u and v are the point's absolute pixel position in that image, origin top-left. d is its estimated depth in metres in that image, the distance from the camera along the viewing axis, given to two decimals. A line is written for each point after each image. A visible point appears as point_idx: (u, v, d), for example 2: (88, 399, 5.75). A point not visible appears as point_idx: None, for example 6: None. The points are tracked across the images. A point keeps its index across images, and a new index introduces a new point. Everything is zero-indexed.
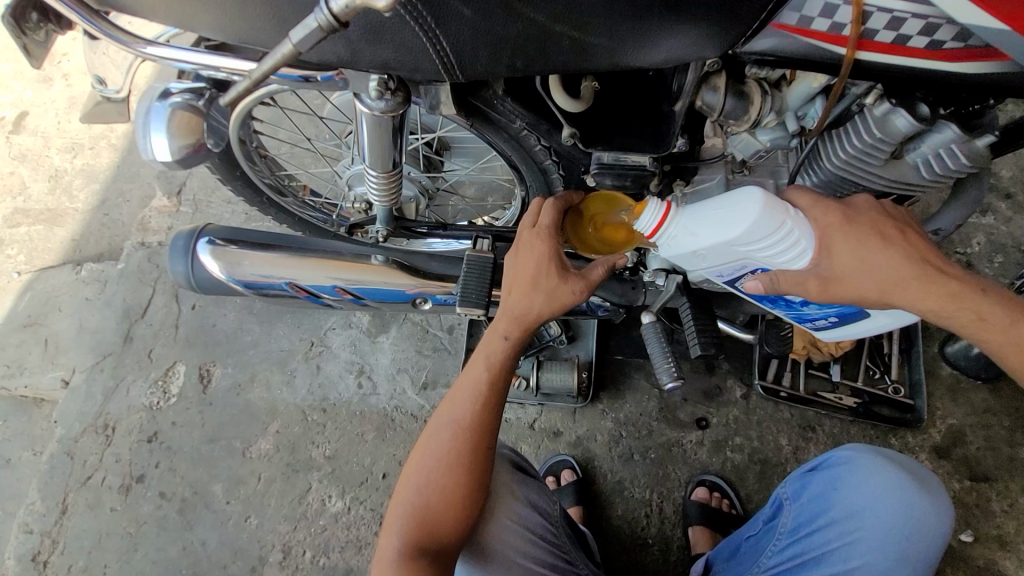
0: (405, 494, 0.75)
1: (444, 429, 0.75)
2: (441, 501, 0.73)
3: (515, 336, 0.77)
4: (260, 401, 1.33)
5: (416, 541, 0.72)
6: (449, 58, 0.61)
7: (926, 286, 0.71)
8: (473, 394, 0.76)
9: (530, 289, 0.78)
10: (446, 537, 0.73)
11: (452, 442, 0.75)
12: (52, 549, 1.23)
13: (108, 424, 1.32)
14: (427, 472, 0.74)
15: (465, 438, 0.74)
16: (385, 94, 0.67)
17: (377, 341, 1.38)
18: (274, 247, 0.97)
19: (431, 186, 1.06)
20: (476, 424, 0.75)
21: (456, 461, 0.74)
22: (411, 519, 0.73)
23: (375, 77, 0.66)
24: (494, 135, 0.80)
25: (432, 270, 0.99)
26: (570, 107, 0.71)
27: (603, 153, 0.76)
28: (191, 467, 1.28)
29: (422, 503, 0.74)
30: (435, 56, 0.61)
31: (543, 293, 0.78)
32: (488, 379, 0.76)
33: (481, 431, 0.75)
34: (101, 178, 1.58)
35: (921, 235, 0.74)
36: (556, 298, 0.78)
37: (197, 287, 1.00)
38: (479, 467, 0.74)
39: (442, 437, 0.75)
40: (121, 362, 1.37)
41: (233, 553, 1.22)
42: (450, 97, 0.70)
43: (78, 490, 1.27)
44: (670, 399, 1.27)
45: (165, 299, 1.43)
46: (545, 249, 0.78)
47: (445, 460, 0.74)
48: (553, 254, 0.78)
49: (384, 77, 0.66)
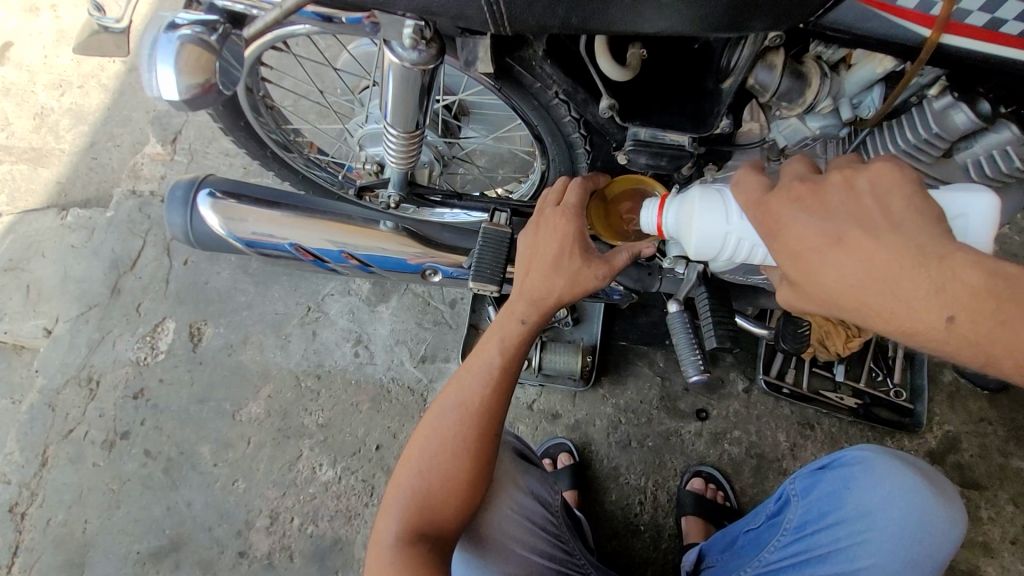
0: (405, 476, 0.72)
1: (451, 412, 0.72)
2: (444, 487, 0.71)
3: (532, 320, 0.73)
4: (252, 363, 1.30)
5: (416, 524, 0.70)
6: (498, 7, 0.56)
7: (866, 314, 0.54)
8: (483, 378, 0.73)
9: (552, 271, 0.74)
10: (447, 522, 0.71)
11: (459, 425, 0.72)
12: (30, 501, 1.20)
13: (92, 376, 1.28)
14: (430, 455, 0.72)
15: (472, 423, 0.72)
16: (419, 43, 0.60)
17: (375, 310, 1.34)
18: (279, 205, 0.91)
19: (447, 152, 1.00)
20: (486, 410, 0.72)
21: (462, 445, 0.71)
22: (412, 502, 0.71)
23: (410, 23, 0.58)
24: (523, 100, 0.75)
25: (444, 241, 0.94)
26: (616, 75, 0.67)
27: (639, 130, 0.70)
28: (178, 427, 1.25)
29: (423, 487, 0.71)
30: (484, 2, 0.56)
31: (564, 276, 0.74)
32: (500, 363, 0.73)
33: (490, 417, 0.72)
34: (91, 120, 1.49)
35: (882, 227, 0.53)
36: (578, 282, 0.74)
37: (194, 242, 0.94)
38: (485, 454, 0.72)
39: (448, 419, 0.72)
40: (108, 314, 1.33)
41: (219, 516, 1.19)
42: (489, 54, 0.64)
43: (59, 444, 1.23)
44: (672, 388, 1.26)
45: (156, 252, 1.37)
46: (568, 229, 0.75)
47: (450, 446, 0.71)
48: (575, 235, 0.75)
49: (420, 25, 0.59)
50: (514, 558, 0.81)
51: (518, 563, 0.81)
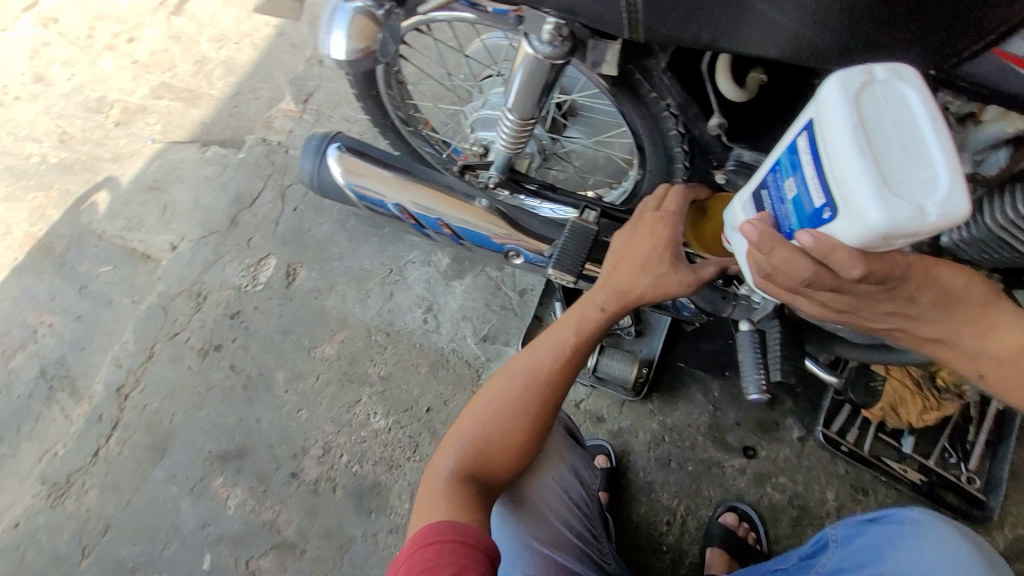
0: (466, 424, 0.78)
1: (520, 376, 0.78)
2: (501, 441, 0.76)
3: (611, 309, 0.77)
4: (333, 309, 1.43)
5: (468, 468, 0.75)
6: (636, 14, 0.61)
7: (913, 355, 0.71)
8: (556, 352, 0.78)
9: (639, 269, 0.78)
10: (494, 474, 0.76)
11: (525, 389, 0.77)
12: (134, 386, 1.39)
13: (201, 292, 1.46)
14: (493, 410, 0.77)
15: (537, 391, 0.77)
16: (555, 40, 0.68)
17: (450, 284, 1.43)
18: (396, 169, 1.00)
19: (550, 147, 1.05)
20: (552, 381, 0.77)
21: (523, 408, 0.76)
22: (468, 448, 0.76)
23: (551, 21, 0.66)
24: (635, 110, 0.80)
25: (532, 227, 0.97)
26: (731, 95, 0.69)
27: (745, 152, 0.74)
28: (261, 351, 1.40)
29: (481, 438, 0.76)
30: (625, 8, 0.61)
31: (650, 276, 0.77)
32: (574, 342, 0.78)
33: (554, 388, 0.77)
34: (239, 73, 1.73)
35: (919, 311, 0.64)
36: (662, 285, 0.77)
37: (316, 187, 1.04)
38: (542, 421, 0.77)
39: (515, 382, 0.78)
40: (224, 241, 1.51)
41: (280, 436, 1.32)
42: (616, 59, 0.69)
43: (164, 343, 1.42)
44: (722, 420, 1.24)
45: (273, 196, 1.55)
46: (664, 234, 0.78)
47: (514, 406, 0.77)
48: (670, 241, 0.77)
49: (559, 24, 0.67)
50: (547, 525, 0.84)
51: (551, 533, 0.84)
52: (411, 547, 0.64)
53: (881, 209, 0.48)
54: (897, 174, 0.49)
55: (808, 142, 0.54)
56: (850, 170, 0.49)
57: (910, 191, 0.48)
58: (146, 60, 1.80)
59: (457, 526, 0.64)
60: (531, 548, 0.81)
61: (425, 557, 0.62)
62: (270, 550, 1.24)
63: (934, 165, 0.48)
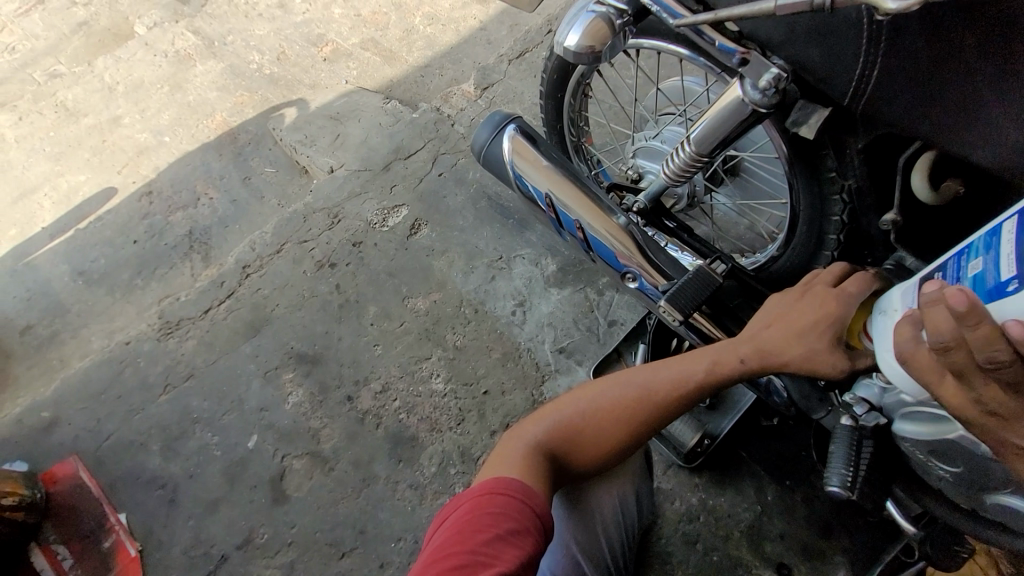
0: (569, 407, 0.81)
1: (636, 388, 0.79)
2: (591, 437, 0.79)
3: (750, 363, 0.75)
4: (438, 271, 1.53)
5: (556, 446, 0.79)
6: (865, 83, 0.68)
7: None
8: (678, 381, 0.78)
9: (794, 338, 0.73)
10: (576, 461, 0.79)
11: (636, 402, 0.78)
12: (255, 269, 1.56)
13: (338, 214, 1.63)
14: (600, 408, 0.79)
15: (647, 409, 0.78)
16: (769, 89, 0.72)
17: (548, 290, 1.48)
18: (556, 164, 1.06)
19: (699, 195, 1.08)
20: (664, 406, 0.78)
21: (628, 418, 0.78)
22: (564, 429, 0.80)
23: (773, 70, 0.71)
24: (806, 184, 0.87)
25: (657, 261, 0.99)
26: (922, 194, 0.71)
27: (907, 256, 0.77)
28: (365, 282, 1.53)
29: (580, 425, 0.79)
30: (856, 78, 0.69)
31: (803, 350, 0.72)
32: (699, 379, 0.78)
33: (662, 414, 0.79)
34: (434, 50, 2.03)
35: None
36: (811, 364, 0.72)
37: (481, 157, 1.12)
38: (638, 437, 0.79)
39: (630, 392, 0.79)
40: (372, 180, 1.68)
41: (351, 361, 1.43)
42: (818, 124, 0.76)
43: (293, 244, 1.59)
44: (767, 526, 1.18)
45: (426, 157, 1.71)
46: (833, 314, 0.71)
47: (617, 412, 0.79)
48: (839, 324, 0.70)
49: (778, 74, 0.71)
50: (590, 532, 0.90)
51: (591, 538, 0.90)
52: (483, 487, 0.71)
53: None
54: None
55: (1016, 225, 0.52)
56: None
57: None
58: (370, 19, 2.18)
59: (527, 490, 0.70)
60: (569, 542, 0.88)
61: (495, 501, 0.69)
62: (304, 455, 1.33)
63: None
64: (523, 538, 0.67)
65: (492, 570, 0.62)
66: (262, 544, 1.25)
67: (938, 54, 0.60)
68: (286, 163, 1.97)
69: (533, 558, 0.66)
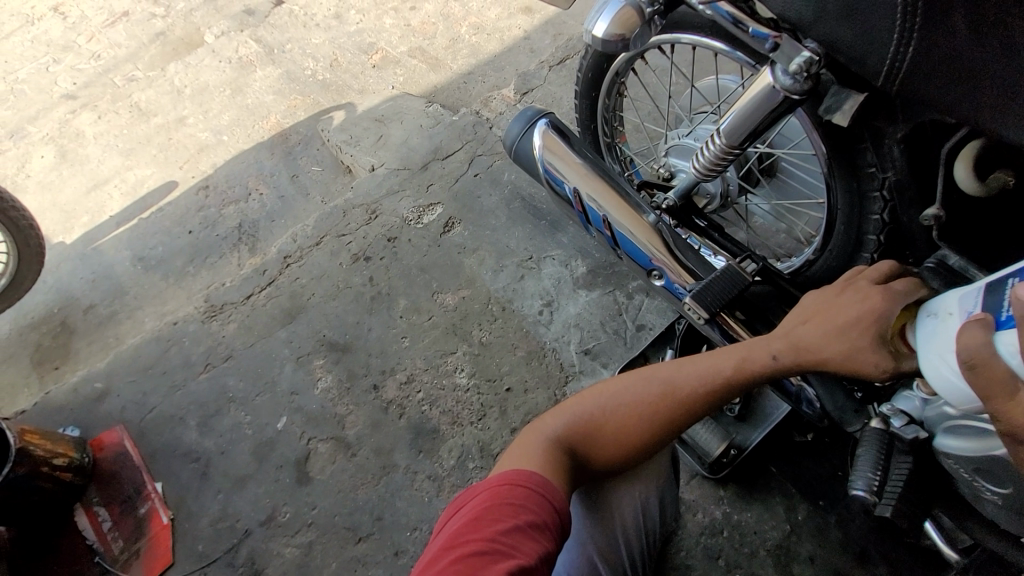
0: (588, 400, 0.74)
1: (661, 383, 0.72)
2: (614, 434, 0.72)
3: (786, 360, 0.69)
4: (468, 268, 1.55)
5: (574, 441, 0.72)
6: (901, 62, 0.66)
7: None
8: (707, 376, 0.72)
9: (835, 334, 0.67)
10: (596, 460, 0.72)
11: (660, 397, 0.72)
12: (295, 260, 1.63)
13: (375, 211, 1.69)
14: (621, 403, 0.72)
15: (671, 405, 0.71)
16: (801, 74, 0.73)
17: (576, 291, 1.48)
18: (587, 159, 1.06)
19: (733, 195, 1.06)
20: (690, 403, 0.71)
21: (652, 415, 0.71)
22: (583, 424, 0.73)
23: (805, 55, 0.72)
24: (843, 182, 0.85)
25: (685, 259, 0.98)
26: (965, 185, 0.69)
27: (949, 255, 0.74)
28: (397, 275, 1.57)
29: (599, 420, 0.72)
30: (891, 57, 0.67)
31: (845, 346, 0.66)
32: (729, 375, 0.71)
33: (689, 412, 0.71)
34: (478, 57, 2.09)
35: None
36: (852, 362, 0.66)
37: (512, 151, 1.13)
38: (661, 436, 0.72)
39: (654, 386, 0.72)
40: (410, 179, 1.74)
41: (379, 351, 1.46)
42: (852, 112, 0.74)
43: (331, 237, 1.66)
44: (796, 548, 1.11)
45: (463, 159, 1.75)
46: (878, 310, 0.65)
47: (642, 407, 0.72)
48: (884, 321, 0.65)
49: (810, 60, 0.72)
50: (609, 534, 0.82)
51: (610, 545, 0.81)
52: (501, 478, 0.65)
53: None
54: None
55: None
56: None
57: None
58: (419, 29, 2.26)
59: (547, 485, 0.64)
60: (585, 544, 0.80)
61: (513, 494, 0.62)
62: (328, 440, 1.36)
63: None
64: (543, 533, 0.61)
65: (511, 562, 0.56)
66: (284, 523, 1.29)
67: (977, 22, 0.59)
68: (331, 163, 2.05)
69: (551, 556, 0.60)
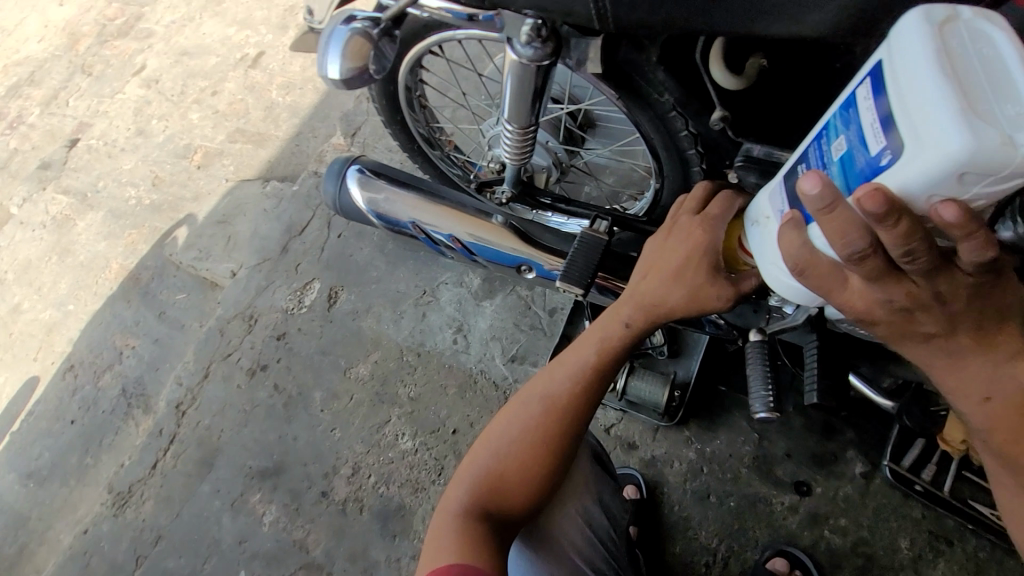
0: (481, 454, 0.71)
1: (540, 400, 0.72)
2: (519, 473, 0.69)
3: (639, 324, 0.72)
4: (369, 330, 1.47)
5: (484, 503, 0.68)
6: (603, 4, 0.63)
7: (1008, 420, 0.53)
8: (578, 372, 0.73)
9: (672, 281, 0.71)
10: (513, 510, 0.69)
11: (545, 413, 0.71)
12: (191, 402, 1.49)
13: (253, 315, 1.56)
14: (512, 439, 0.71)
15: (557, 416, 0.71)
16: (534, 40, 0.69)
17: (480, 304, 1.44)
18: (410, 188, 1.01)
19: (566, 160, 1.04)
20: (575, 404, 0.72)
21: (544, 435, 0.70)
22: (485, 481, 0.69)
23: (529, 22, 0.68)
24: (642, 113, 0.80)
25: (544, 242, 0.96)
26: (727, 84, 0.70)
27: (752, 147, 0.74)
28: (302, 370, 1.46)
29: (498, 468, 0.70)
30: (591, 1, 0.63)
31: (684, 289, 0.70)
32: (596, 360, 0.73)
33: (578, 412, 0.72)
34: (300, 115, 1.87)
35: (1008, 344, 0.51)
36: (697, 298, 0.69)
37: (339, 209, 1.07)
38: (562, 451, 0.71)
39: (535, 406, 0.72)
40: (275, 267, 1.62)
41: (314, 454, 1.36)
42: (598, 55, 0.72)
43: (219, 362, 1.52)
44: (771, 451, 1.14)
45: (320, 224, 1.65)
46: (701, 242, 0.70)
47: (533, 432, 0.70)
48: (707, 250, 0.69)
49: (538, 23, 0.68)
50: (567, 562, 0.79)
51: (573, 572, 0.78)
52: None
53: (964, 135, 0.39)
54: (986, 103, 0.40)
55: (871, 89, 0.47)
56: (938, 94, 0.41)
57: (999, 121, 0.39)
58: None
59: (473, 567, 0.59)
60: None
61: None
62: (300, 569, 1.27)
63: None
64: None
65: None
66: None
67: None
68: None
69: None
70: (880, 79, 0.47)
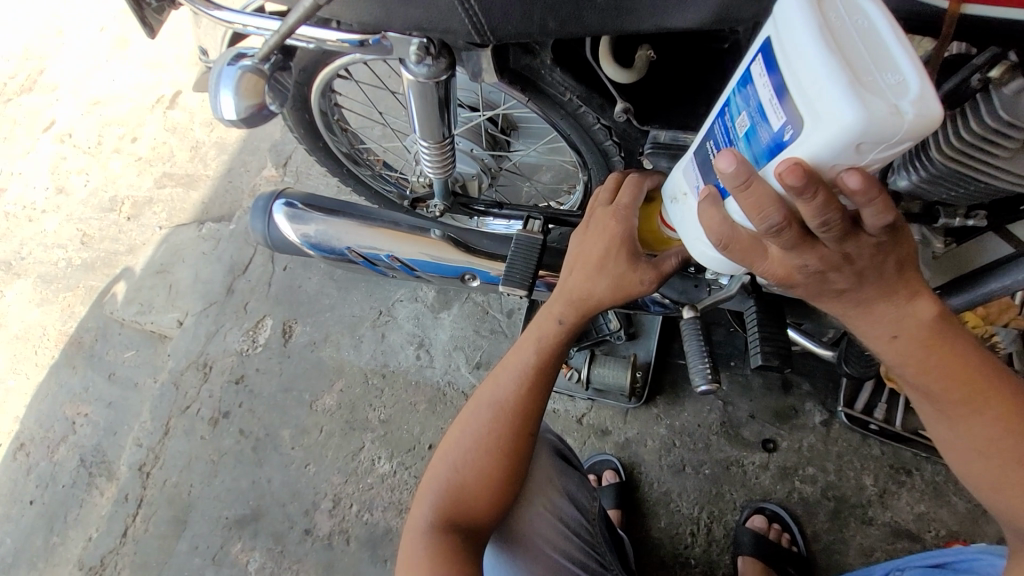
0: (440, 469, 0.75)
1: (488, 409, 0.75)
2: (477, 482, 0.72)
3: (570, 320, 0.73)
4: (330, 359, 1.44)
5: (448, 515, 0.71)
6: (478, 20, 0.64)
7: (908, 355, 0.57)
8: (519, 376, 0.75)
9: (596, 272, 0.72)
10: (478, 518, 0.72)
11: (493, 422, 0.74)
12: (154, 463, 1.42)
13: (207, 362, 1.51)
14: (466, 451, 0.73)
15: (506, 422, 0.73)
16: (425, 58, 0.69)
17: (438, 316, 1.43)
18: (339, 214, 0.99)
19: (494, 166, 1.07)
20: (521, 407, 0.73)
21: (495, 442, 0.73)
22: (446, 494, 0.73)
23: (415, 42, 0.68)
24: (552, 112, 0.81)
25: (483, 247, 0.97)
26: (620, 77, 0.70)
27: (660, 132, 0.77)
28: (266, 411, 1.42)
29: (457, 480, 0.73)
30: (465, 16, 0.64)
31: (608, 278, 0.71)
32: (535, 361, 0.75)
33: (526, 414, 0.73)
34: (229, 151, 1.81)
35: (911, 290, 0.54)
36: (621, 286, 0.71)
37: (271, 245, 1.05)
38: (516, 454, 0.73)
39: (483, 415, 0.74)
40: (223, 310, 1.56)
41: (292, 494, 1.33)
42: (491, 64, 0.71)
43: (178, 417, 1.46)
44: (735, 414, 1.18)
45: (264, 259, 1.60)
46: (618, 230, 0.71)
47: (484, 441, 0.73)
48: (624, 238, 0.71)
49: (424, 43, 0.68)
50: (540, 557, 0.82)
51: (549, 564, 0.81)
52: None
53: (854, 106, 0.41)
54: (869, 73, 0.42)
55: (764, 66, 0.49)
56: (825, 68, 0.42)
57: (883, 89, 0.41)
58: None
59: None
60: None
61: None
62: None
63: (901, 68, 0.42)
64: None
65: None
66: None
67: None
68: None
69: None
70: (772, 55, 0.48)
